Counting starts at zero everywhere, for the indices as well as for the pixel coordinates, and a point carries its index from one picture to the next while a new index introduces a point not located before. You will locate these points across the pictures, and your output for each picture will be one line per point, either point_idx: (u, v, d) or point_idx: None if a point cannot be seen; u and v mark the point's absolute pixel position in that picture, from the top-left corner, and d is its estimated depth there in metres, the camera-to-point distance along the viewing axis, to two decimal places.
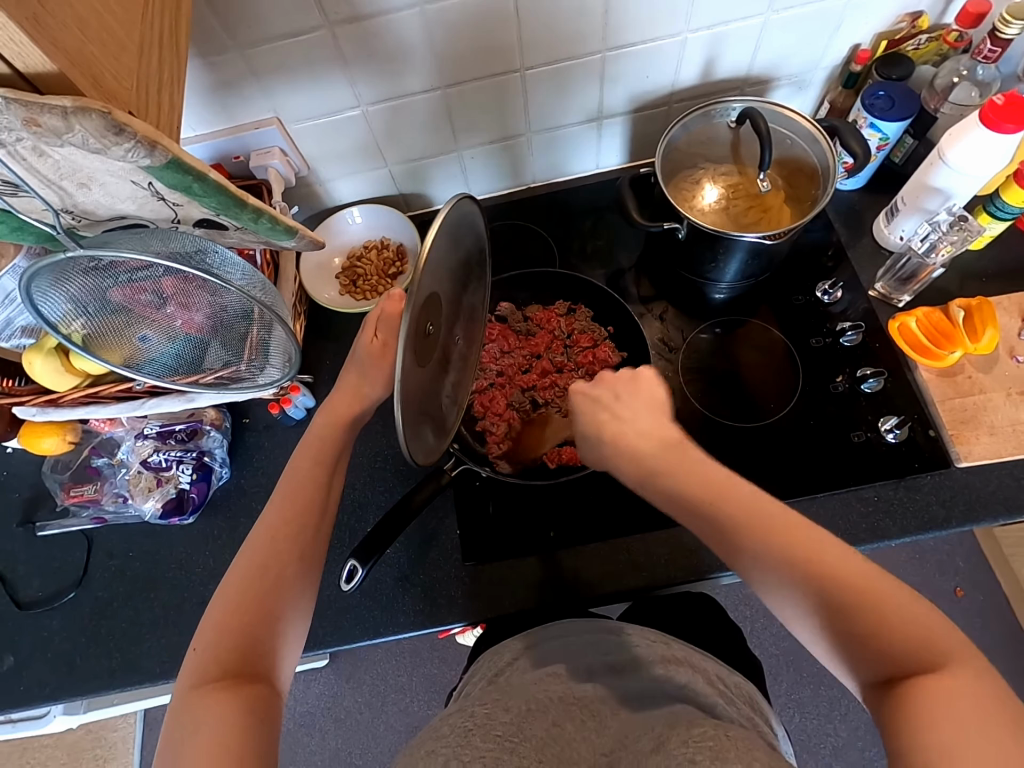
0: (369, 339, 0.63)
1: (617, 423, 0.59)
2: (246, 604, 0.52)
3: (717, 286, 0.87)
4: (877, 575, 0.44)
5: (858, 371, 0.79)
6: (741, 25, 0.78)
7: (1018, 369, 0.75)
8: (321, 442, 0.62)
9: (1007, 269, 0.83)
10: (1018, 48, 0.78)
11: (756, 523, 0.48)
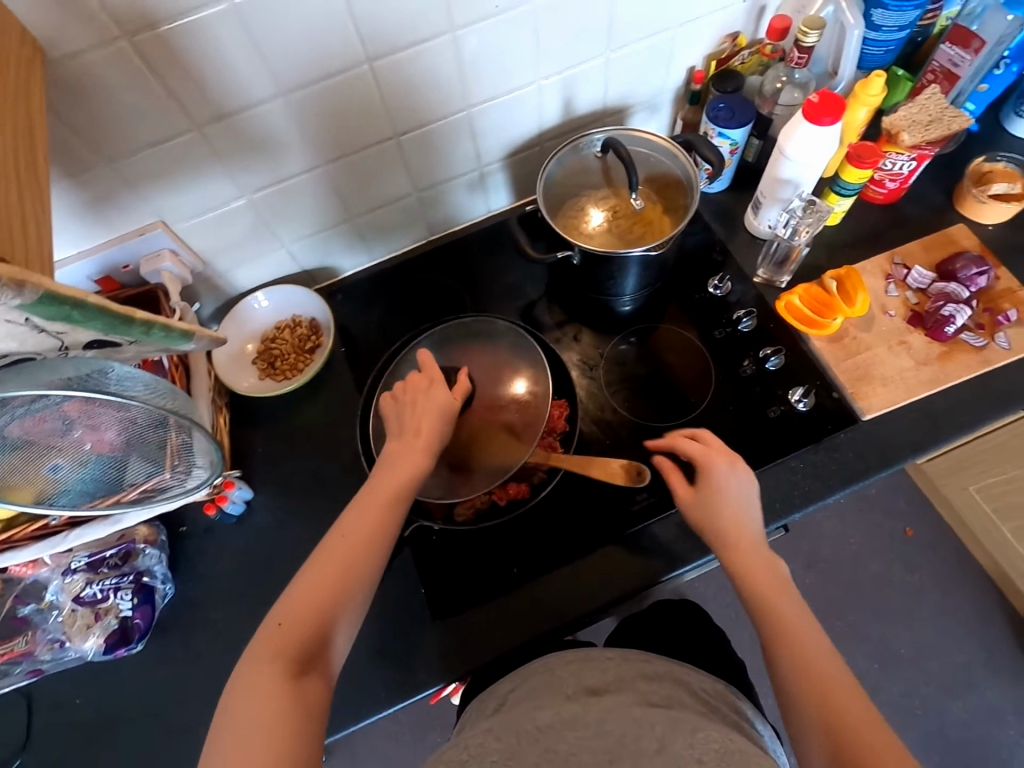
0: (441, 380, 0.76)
1: (731, 509, 0.67)
2: (315, 606, 0.59)
3: (621, 299, 0.92)
4: (856, 701, 0.53)
5: (761, 353, 0.85)
6: (586, 67, 0.85)
7: (892, 322, 0.84)
8: (395, 480, 0.68)
9: (862, 237, 0.93)
10: (821, 50, 0.90)
11: (783, 621, 0.59)
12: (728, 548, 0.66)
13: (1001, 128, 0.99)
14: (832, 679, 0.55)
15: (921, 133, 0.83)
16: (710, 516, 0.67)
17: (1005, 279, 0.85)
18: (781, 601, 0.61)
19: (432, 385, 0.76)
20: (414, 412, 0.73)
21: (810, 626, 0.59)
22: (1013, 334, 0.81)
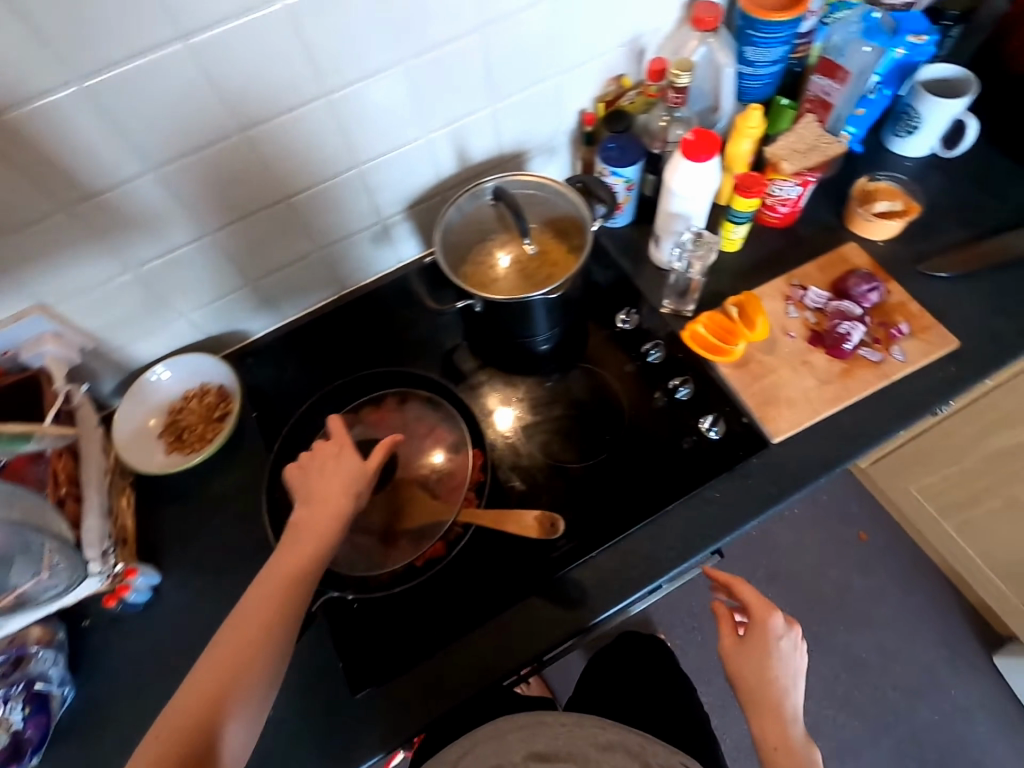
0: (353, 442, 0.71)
1: (776, 669, 0.70)
2: (213, 690, 0.56)
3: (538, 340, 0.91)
4: None
5: (670, 384, 0.86)
6: (473, 118, 0.86)
7: (794, 343, 0.86)
8: (299, 554, 0.63)
9: (762, 262, 0.95)
10: (699, 85, 0.92)
11: None
12: (763, 708, 0.68)
13: (883, 146, 1.04)
14: None
15: (799, 162, 0.87)
16: (758, 671, 0.70)
17: (895, 292, 0.88)
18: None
19: (344, 449, 0.71)
20: (324, 480, 0.68)
21: None
22: (907, 346, 0.84)
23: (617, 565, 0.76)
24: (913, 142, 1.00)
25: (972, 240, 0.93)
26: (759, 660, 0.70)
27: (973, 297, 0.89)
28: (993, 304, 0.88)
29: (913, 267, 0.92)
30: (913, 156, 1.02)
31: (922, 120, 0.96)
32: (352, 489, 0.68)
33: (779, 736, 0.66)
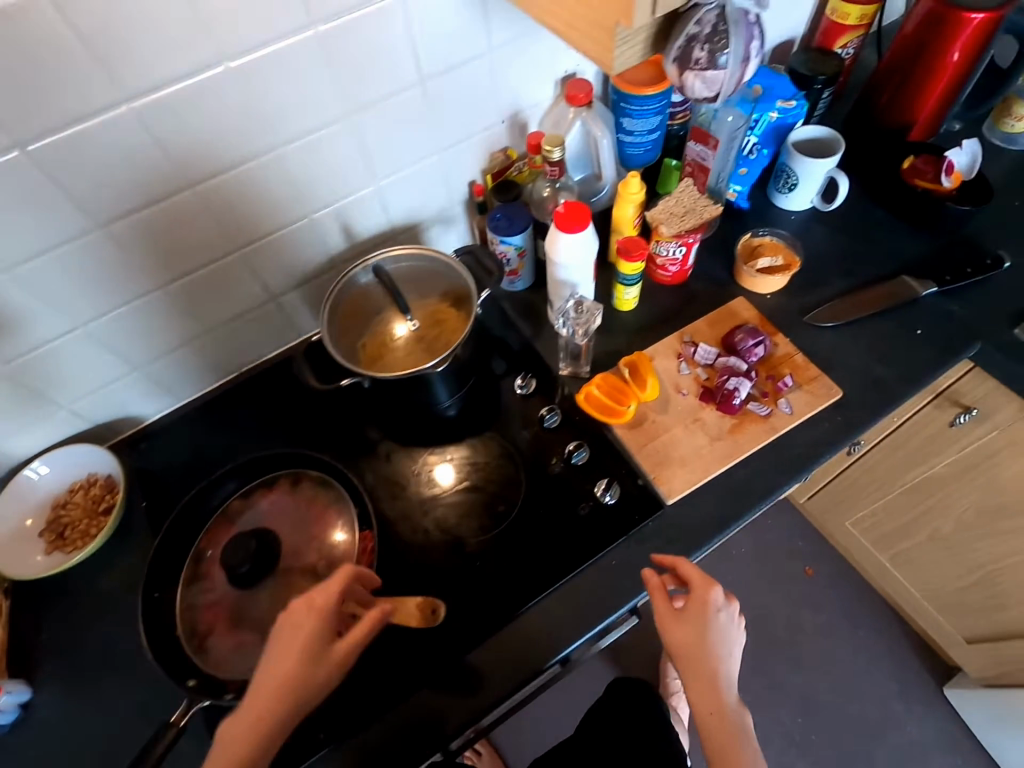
0: (310, 634, 0.62)
1: (716, 638, 0.66)
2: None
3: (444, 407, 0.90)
4: None
5: (566, 449, 0.86)
6: (356, 197, 0.88)
7: (686, 401, 0.87)
8: (239, 746, 0.58)
9: (657, 320, 0.97)
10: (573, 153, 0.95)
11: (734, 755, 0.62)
12: (702, 680, 0.65)
13: (769, 202, 1.08)
14: None
15: (677, 224, 0.90)
16: (695, 643, 0.65)
17: (781, 344, 0.91)
18: (731, 735, 0.63)
19: (302, 631, 0.62)
20: (275, 653, 0.62)
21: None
22: (794, 398, 0.86)
23: (514, 645, 0.74)
24: (795, 197, 1.05)
25: (853, 290, 0.97)
26: (699, 634, 0.66)
27: (856, 346, 0.92)
28: (875, 352, 0.91)
29: (799, 319, 0.95)
30: (797, 210, 1.07)
31: (800, 178, 1.01)
32: (281, 695, 0.59)
33: (714, 702, 0.64)
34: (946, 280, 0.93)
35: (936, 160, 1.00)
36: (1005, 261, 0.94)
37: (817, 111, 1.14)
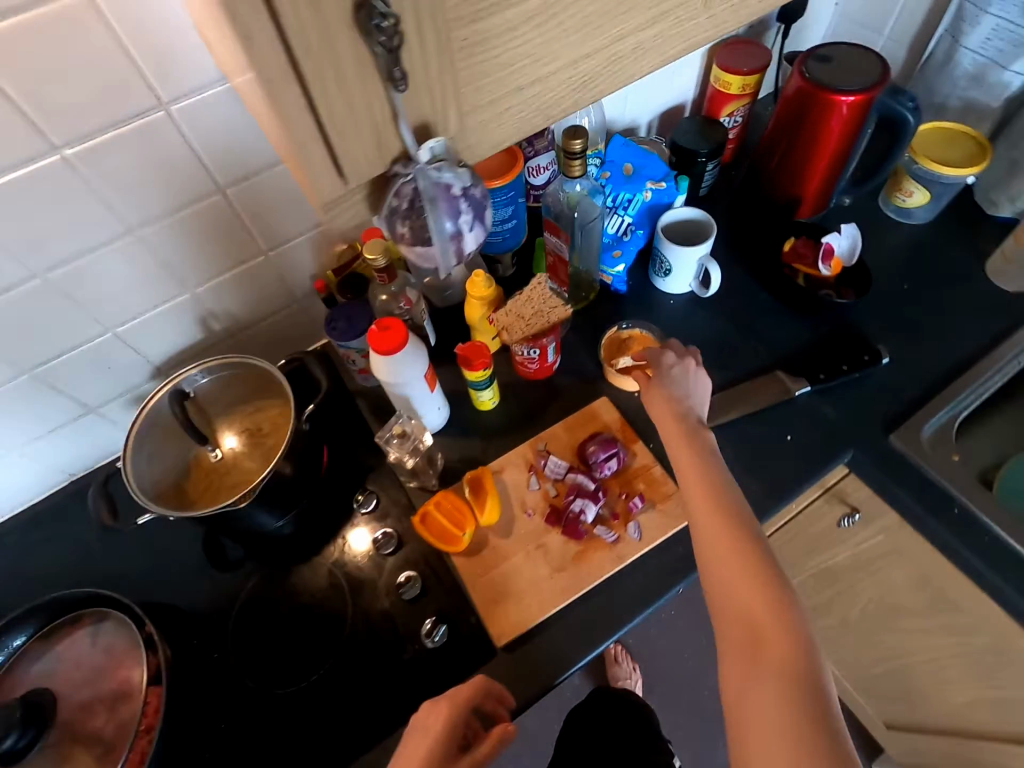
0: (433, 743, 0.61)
1: (660, 387, 0.75)
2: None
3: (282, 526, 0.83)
4: (733, 535, 0.61)
5: (397, 582, 0.80)
6: (167, 307, 0.80)
7: (531, 523, 0.81)
8: None
9: (517, 421, 0.91)
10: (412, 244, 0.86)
11: (704, 513, 0.64)
12: (670, 421, 0.72)
13: (648, 283, 1.01)
14: (706, 526, 0.63)
15: (519, 329, 0.83)
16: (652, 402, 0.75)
17: (638, 455, 0.84)
18: (677, 424, 0.71)
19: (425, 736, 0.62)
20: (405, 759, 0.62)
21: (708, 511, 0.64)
22: (644, 520, 0.80)
23: None
24: (673, 280, 0.98)
25: (725, 387, 0.90)
26: (652, 376, 0.76)
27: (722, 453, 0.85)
28: (741, 461, 0.84)
29: None
30: (677, 293, 1.00)
31: (672, 264, 0.95)
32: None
33: (660, 402, 0.73)
34: (820, 378, 0.87)
35: (815, 244, 0.94)
36: (883, 357, 0.87)
37: (704, 183, 1.07)
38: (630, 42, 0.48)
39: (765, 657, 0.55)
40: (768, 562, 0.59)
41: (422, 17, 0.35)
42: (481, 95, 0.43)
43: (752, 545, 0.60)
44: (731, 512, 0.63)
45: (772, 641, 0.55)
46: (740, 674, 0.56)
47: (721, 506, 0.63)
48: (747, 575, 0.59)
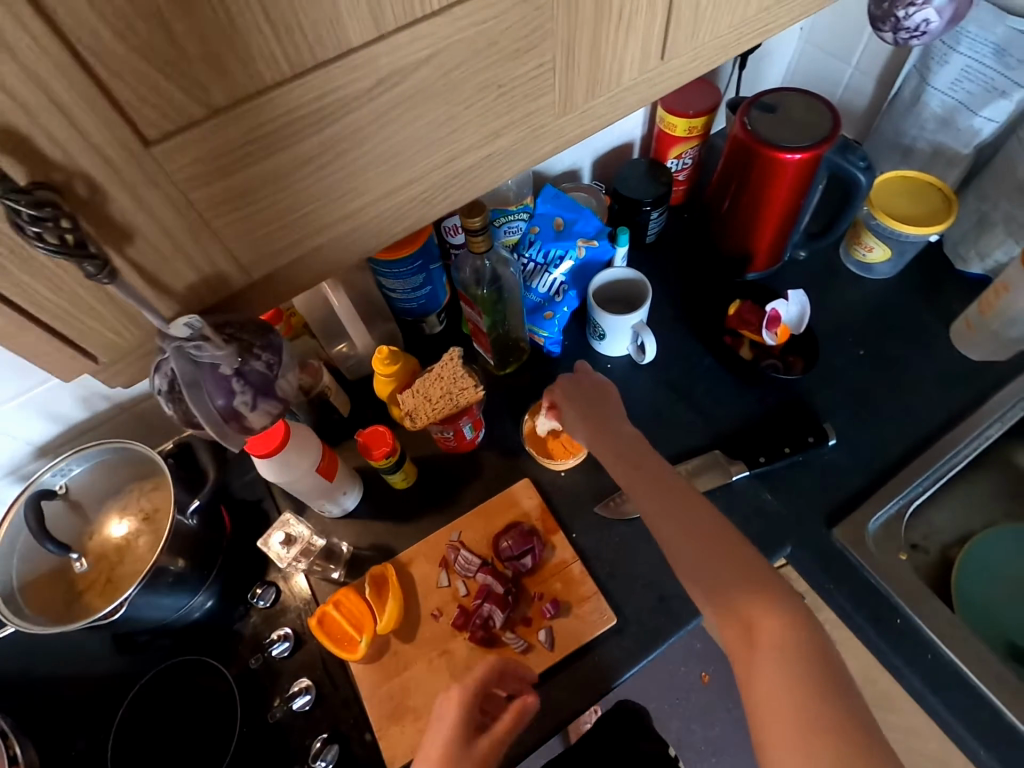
0: (460, 711, 0.61)
1: (573, 395, 0.78)
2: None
3: (191, 605, 0.78)
4: (703, 521, 0.63)
5: (290, 690, 0.74)
6: (41, 390, 0.72)
7: (437, 627, 0.75)
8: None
9: (432, 503, 0.84)
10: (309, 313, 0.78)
11: (664, 509, 0.65)
12: (605, 439, 0.73)
13: (584, 344, 0.93)
14: (672, 517, 0.64)
15: (426, 412, 0.76)
16: (574, 419, 0.77)
17: (558, 549, 0.78)
18: (611, 437, 0.73)
19: (447, 714, 0.61)
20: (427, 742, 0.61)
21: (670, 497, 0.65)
22: (558, 627, 0.73)
23: None
24: (609, 344, 0.89)
25: None
26: (572, 382, 0.79)
27: (649, 548, 0.77)
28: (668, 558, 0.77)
29: (589, 506, 0.81)
30: (616, 356, 0.92)
31: (607, 330, 0.87)
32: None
33: (581, 418, 0.76)
34: (759, 462, 0.79)
35: (760, 309, 0.86)
36: (829, 438, 0.80)
37: (650, 232, 0.97)
38: (471, 159, 0.40)
39: (762, 638, 0.55)
40: (740, 548, 0.60)
41: (131, 187, 0.28)
42: (263, 246, 0.35)
43: (721, 535, 0.61)
44: (688, 501, 0.65)
45: (767, 615, 0.56)
46: (747, 660, 0.55)
47: (685, 507, 0.64)
48: (726, 566, 0.59)
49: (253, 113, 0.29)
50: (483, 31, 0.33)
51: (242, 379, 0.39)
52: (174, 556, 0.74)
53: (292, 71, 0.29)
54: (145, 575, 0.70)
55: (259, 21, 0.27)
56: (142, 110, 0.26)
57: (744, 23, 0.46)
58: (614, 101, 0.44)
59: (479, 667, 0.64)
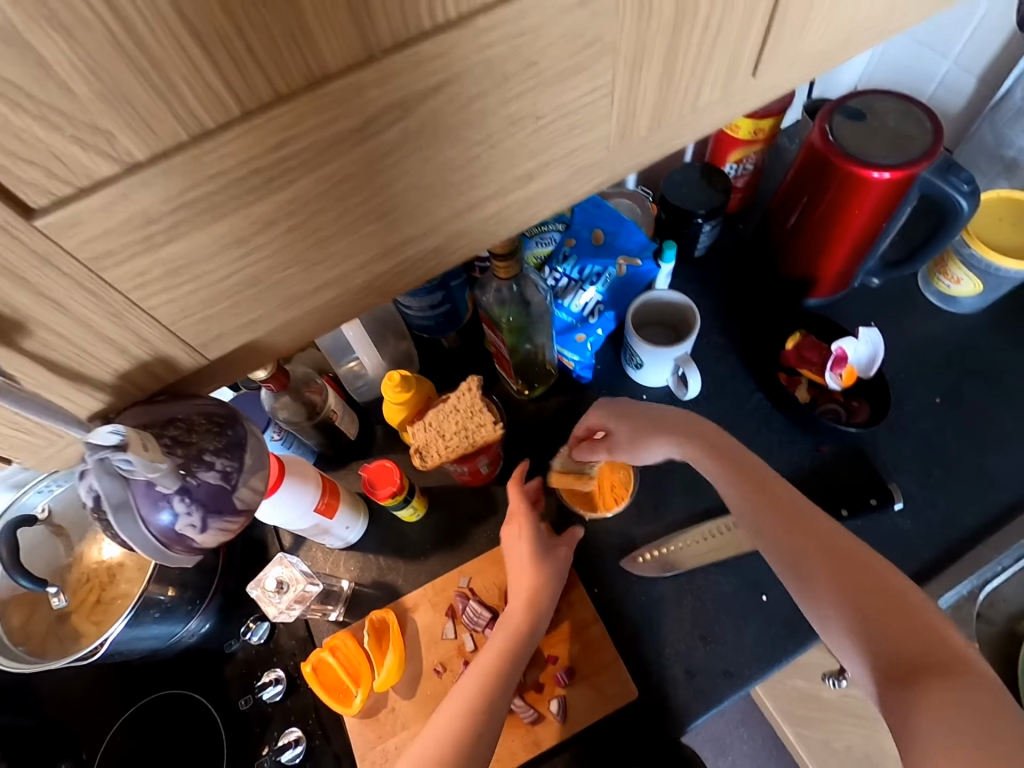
0: (533, 526, 0.69)
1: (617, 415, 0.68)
2: (470, 715, 0.57)
3: (186, 631, 0.72)
4: (857, 551, 0.54)
5: (279, 739, 0.69)
6: None
7: (439, 684, 0.68)
8: (509, 626, 0.64)
9: (440, 542, 0.76)
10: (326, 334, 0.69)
11: (802, 526, 0.57)
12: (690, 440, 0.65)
13: (617, 371, 0.84)
14: (824, 540, 0.55)
15: (438, 450, 0.69)
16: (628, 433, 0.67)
17: (575, 606, 0.70)
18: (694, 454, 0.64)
19: (523, 533, 0.69)
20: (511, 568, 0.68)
21: (812, 517, 0.57)
22: (571, 697, 0.66)
23: None
24: (646, 374, 0.80)
25: (695, 522, 0.73)
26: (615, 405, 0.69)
27: (679, 614, 0.69)
28: (700, 627, 0.69)
29: (615, 561, 0.72)
30: (653, 386, 0.82)
31: (645, 361, 0.77)
32: (536, 586, 0.66)
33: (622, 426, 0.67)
34: None
35: (824, 347, 0.75)
36: (894, 502, 0.71)
37: (700, 246, 0.86)
38: (497, 206, 0.31)
39: (926, 694, 0.44)
40: (900, 595, 0.51)
41: (14, 271, 0.20)
42: (220, 323, 0.27)
43: (828, 535, 0.56)
44: (836, 539, 0.55)
45: (934, 672, 0.46)
46: (898, 723, 0.45)
47: (819, 539, 0.56)
48: (876, 605, 0.51)
49: (187, 168, 0.21)
50: (519, 46, 0.24)
51: (190, 500, 0.28)
52: (163, 586, 0.66)
53: (242, 109, 0.20)
54: (134, 607, 0.62)
55: (184, 47, 0.18)
56: (18, 171, 0.18)
57: (860, 31, 0.35)
58: (684, 131, 0.34)
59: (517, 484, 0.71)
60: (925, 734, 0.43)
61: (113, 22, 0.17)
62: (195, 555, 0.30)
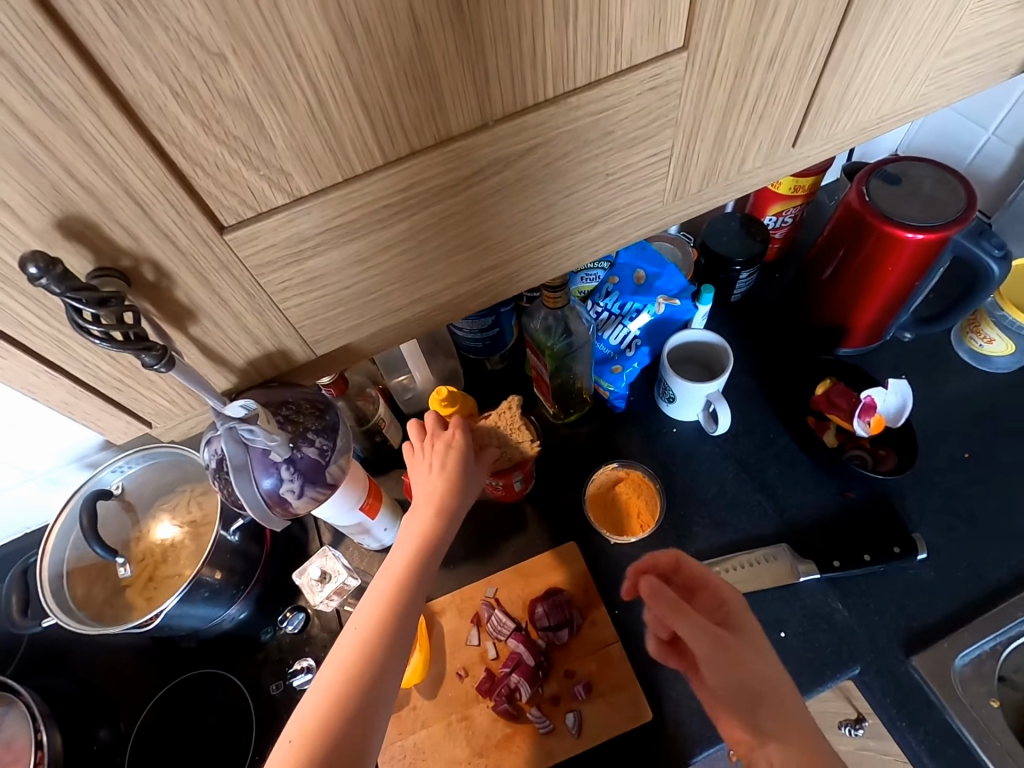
0: (445, 455, 0.59)
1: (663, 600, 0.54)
2: (357, 667, 0.47)
3: (226, 616, 0.74)
4: (774, 693, 0.49)
5: None
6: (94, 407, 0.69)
7: (460, 686, 0.71)
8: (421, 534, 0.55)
9: (471, 552, 0.79)
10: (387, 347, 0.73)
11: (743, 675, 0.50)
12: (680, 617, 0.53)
13: (650, 403, 0.87)
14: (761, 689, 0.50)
15: None
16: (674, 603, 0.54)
17: (598, 625, 0.73)
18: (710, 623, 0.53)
19: (432, 462, 0.59)
20: (419, 488, 0.59)
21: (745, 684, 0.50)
22: (586, 712, 0.68)
23: None
24: (678, 408, 0.83)
25: (718, 555, 0.75)
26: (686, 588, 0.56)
27: None
28: None
29: None
30: (684, 420, 0.85)
31: (677, 395, 0.81)
32: (448, 501, 0.57)
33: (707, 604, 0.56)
34: (833, 566, 0.72)
35: (853, 394, 0.77)
36: (918, 552, 0.72)
37: (737, 291, 0.91)
38: (566, 243, 0.36)
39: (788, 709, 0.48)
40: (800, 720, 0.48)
41: (202, 273, 0.26)
42: (332, 326, 0.32)
43: (748, 649, 0.52)
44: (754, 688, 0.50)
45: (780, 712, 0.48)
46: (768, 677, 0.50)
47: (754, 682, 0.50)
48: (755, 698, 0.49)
49: (338, 202, 0.26)
50: (600, 119, 0.29)
51: (293, 468, 0.36)
52: (213, 568, 0.70)
53: (384, 160, 0.26)
54: (187, 584, 0.66)
55: (356, 114, 0.24)
56: (222, 199, 0.24)
57: (891, 113, 0.40)
58: (729, 189, 0.39)
59: (463, 425, 0.60)
60: (775, 678, 0.50)
61: (313, 98, 0.23)
62: (288, 518, 0.38)
